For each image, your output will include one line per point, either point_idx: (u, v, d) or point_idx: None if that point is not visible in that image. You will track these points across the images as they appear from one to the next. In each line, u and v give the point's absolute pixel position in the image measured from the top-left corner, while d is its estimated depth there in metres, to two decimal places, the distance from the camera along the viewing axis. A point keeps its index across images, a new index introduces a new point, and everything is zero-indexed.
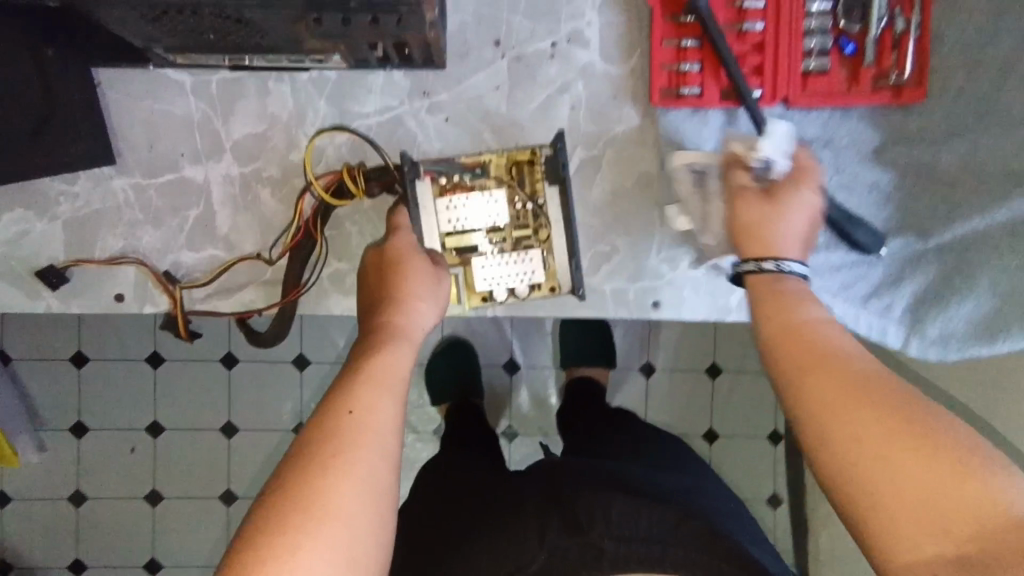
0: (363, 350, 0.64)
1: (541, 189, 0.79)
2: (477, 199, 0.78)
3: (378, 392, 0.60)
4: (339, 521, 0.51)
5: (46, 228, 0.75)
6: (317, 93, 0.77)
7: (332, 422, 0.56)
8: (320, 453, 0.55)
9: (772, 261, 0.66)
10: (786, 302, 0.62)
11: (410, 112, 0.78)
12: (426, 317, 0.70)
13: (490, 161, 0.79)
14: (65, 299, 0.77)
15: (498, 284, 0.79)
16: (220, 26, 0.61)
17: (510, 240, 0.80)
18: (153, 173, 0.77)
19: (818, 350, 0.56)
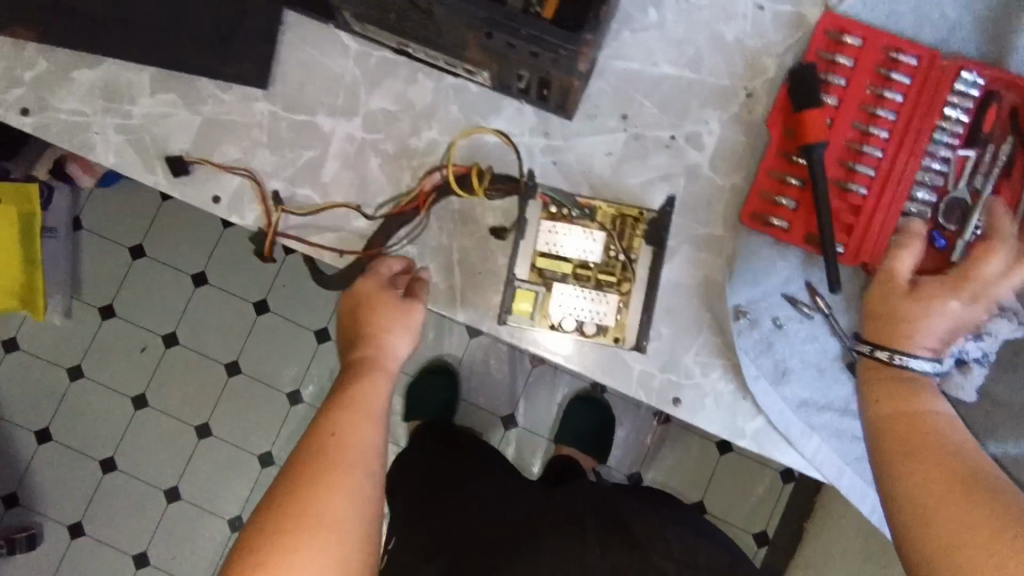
0: (347, 381, 0.70)
1: (637, 246, 0.82)
2: (580, 232, 0.80)
3: (358, 417, 0.66)
4: (331, 527, 0.59)
5: (186, 118, 0.84)
6: (454, 98, 0.85)
7: (316, 443, 0.63)
8: (306, 470, 0.62)
9: (889, 353, 0.67)
10: (890, 386, 0.65)
11: (526, 144, 0.85)
12: (400, 348, 0.75)
13: (600, 207, 0.82)
14: (172, 183, 0.84)
15: (571, 315, 0.80)
16: (407, 12, 0.70)
17: (593, 280, 0.82)
18: (292, 109, 0.85)
19: (912, 427, 0.60)
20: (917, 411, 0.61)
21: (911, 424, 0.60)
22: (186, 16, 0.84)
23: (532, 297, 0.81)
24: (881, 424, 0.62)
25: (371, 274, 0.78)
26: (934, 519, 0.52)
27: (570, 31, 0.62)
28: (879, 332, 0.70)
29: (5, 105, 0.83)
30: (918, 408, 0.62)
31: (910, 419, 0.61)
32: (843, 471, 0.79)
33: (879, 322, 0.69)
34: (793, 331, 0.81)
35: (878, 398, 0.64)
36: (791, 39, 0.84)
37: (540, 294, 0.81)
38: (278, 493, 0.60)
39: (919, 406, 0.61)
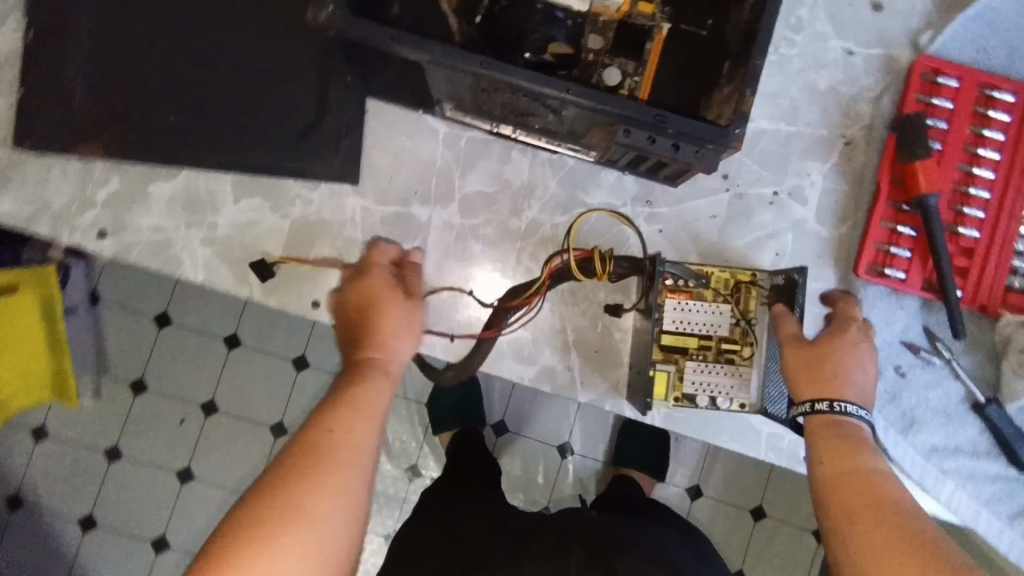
0: (340, 373, 0.64)
1: (754, 309, 0.79)
2: (705, 306, 0.78)
3: (359, 409, 0.60)
4: (309, 529, 0.52)
5: (275, 223, 0.80)
6: (552, 174, 0.82)
7: (309, 439, 0.57)
8: (293, 466, 0.55)
9: (827, 401, 0.66)
10: (839, 445, 0.63)
11: (629, 215, 0.83)
12: (405, 352, 0.68)
13: (712, 272, 0.79)
14: (266, 292, 0.80)
15: (704, 389, 0.78)
16: (529, 108, 0.67)
17: (714, 350, 0.79)
18: (384, 201, 0.81)
19: (875, 499, 0.58)
20: (862, 467, 0.61)
21: (860, 481, 0.60)
22: (261, 112, 0.78)
23: (662, 377, 0.78)
24: (830, 483, 0.61)
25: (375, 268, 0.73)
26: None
27: (717, 127, 0.60)
28: (797, 390, 0.69)
29: (79, 231, 0.78)
30: (860, 466, 0.61)
31: (866, 476, 0.60)
32: (979, 515, 0.80)
33: (797, 380, 0.70)
34: (917, 379, 0.81)
35: (823, 459, 0.63)
36: (885, 81, 0.83)
37: (672, 374, 0.78)
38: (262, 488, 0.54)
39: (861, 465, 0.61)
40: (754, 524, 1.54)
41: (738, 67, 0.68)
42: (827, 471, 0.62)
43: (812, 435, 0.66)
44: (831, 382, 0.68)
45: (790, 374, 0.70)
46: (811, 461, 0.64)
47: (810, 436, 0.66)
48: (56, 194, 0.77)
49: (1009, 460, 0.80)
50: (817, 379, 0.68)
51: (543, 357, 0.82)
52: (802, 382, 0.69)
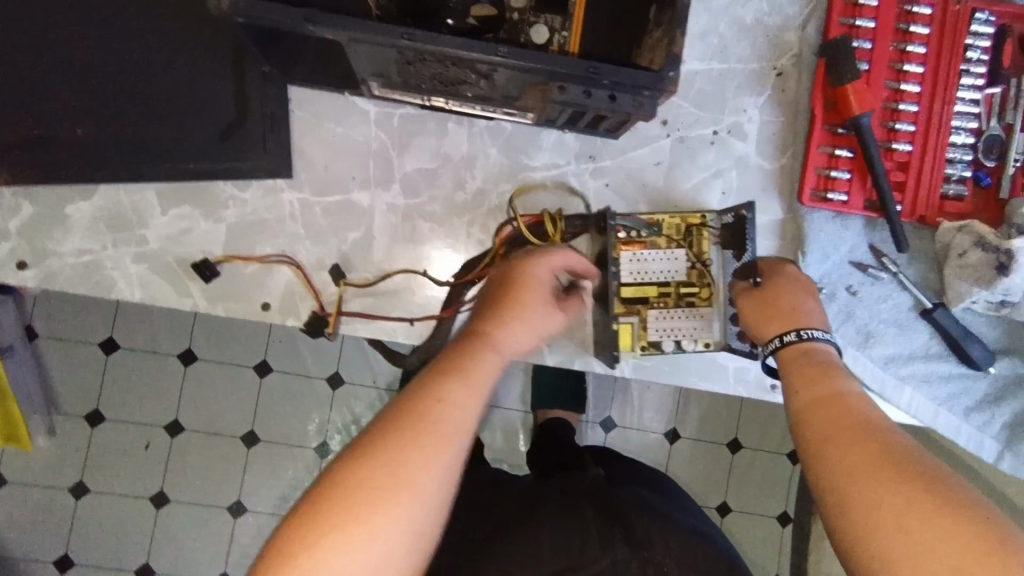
0: (463, 350, 0.60)
1: (707, 250, 0.81)
2: (660, 254, 0.80)
3: (465, 385, 0.57)
4: (411, 503, 0.50)
5: (210, 229, 0.76)
6: (491, 141, 0.80)
7: (417, 411, 0.54)
8: (395, 431, 0.53)
9: (795, 330, 0.65)
10: (813, 371, 0.61)
11: (575, 172, 0.82)
12: (525, 339, 0.65)
13: (663, 220, 0.81)
14: (211, 300, 0.76)
15: (668, 334, 0.80)
16: (458, 77, 0.64)
17: (673, 295, 0.82)
18: (322, 192, 0.78)
19: (847, 420, 0.55)
20: (835, 392, 0.58)
21: (831, 406, 0.57)
22: (176, 113, 0.73)
23: (626, 328, 0.79)
24: (804, 412, 0.59)
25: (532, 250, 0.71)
26: (860, 505, 0.49)
27: (653, 72, 0.59)
28: (761, 330, 0.68)
29: None
30: (834, 391, 0.59)
31: (838, 399, 0.58)
32: (937, 413, 0.84)
33: (757, 322, 0.69)
34: (868, 295, 0.84)
35: (796, 388, 0.61)
36: (808, 8, 0.83)
37: (635, 324, 0.80)
38: (358, 451, 0.51)
39: (834, 390, 0.58)
40: (734, 458, 1.59)
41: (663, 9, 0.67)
42: (800, 400, 0.60)
43: (787, 365, 0.64)
44: (788, 313, 0.67)
45: (750, 314, 0.69)
46: (784, 393, 0.62)
47: (782, 370, 0.64)
48: None
49: (960, 358, 0.84)
50: (779, 315, 0.67)
51: None
52: (762, 322, 0.68)
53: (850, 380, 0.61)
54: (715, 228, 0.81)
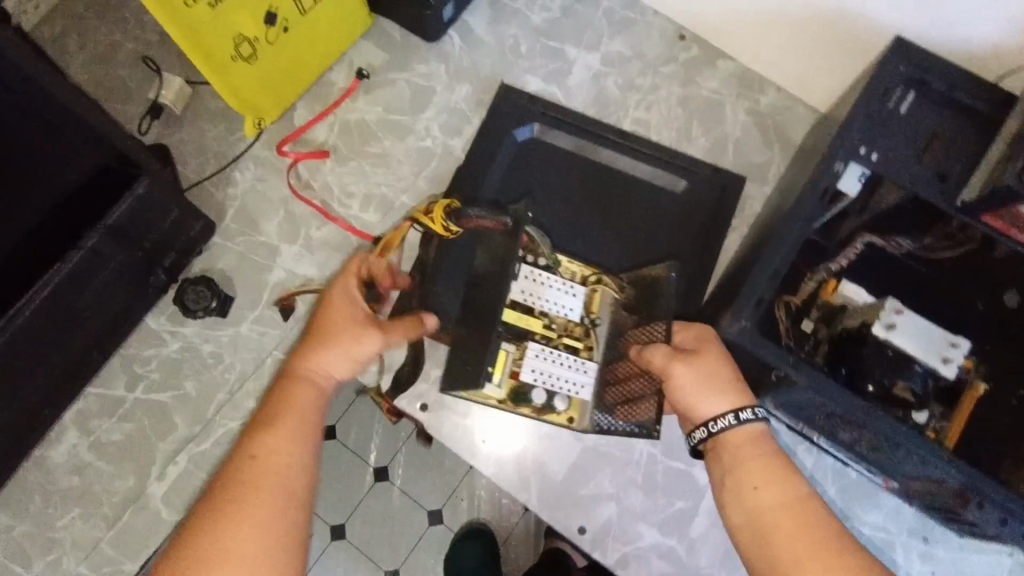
0: (278, 395, 0.69)
1: (597, 312, 0.83)
2: (558, 285, 0.82)
3: (279, 439, 0.65)
4: (232, 552, 0.59)
5: (568, 443, 0.86)
6: (832, 479, 0.84)
7: (234, 470, 0.63)
8: (223, 496, 0.61)
9: (732, 412, 0.70)
10: (767, 469, 0.69)
11: (903, 545, 0.82)
12: (339, 366, 0.71)
13: (564, 264, 0.84)
14: (543, 505, 0.84)
15: (546, 381, 0.78)
16: (868, 438, 0.71)
17: (556, 340, 0.81)
18: (671, 455, 0.86)
19: (815, 534, 0.65)
20: (795, 496, 0.67)
21: (794, 512, 0.66)
22: None
23: (502, 355, 0.79)
24: (763, 513, 0.67)
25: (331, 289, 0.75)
26: None
27: None
28: (695, 407, 0.72)
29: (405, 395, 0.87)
30: (794, 493, 0.68)
31: (795, 505, 0.67)
32: None
33: (693, 398, 0.71)
34: None
35: (757, 485, 0.68)
36: None
37: (511, 355, 0.79)
38: (202, 513, 0.61)
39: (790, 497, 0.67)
40: None
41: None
42: (761, 500, 0.68)
43: (734, 454, 0.70)
44: (708, 378, 0.71)
45: (688, 388, 0.71)
46: (736, 489, 0.69)
47: (735, 457, 0.70)
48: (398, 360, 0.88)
49: None
50: (709, 394, 0.71)
51: None
52: (705, 390, 0.71)
53: (798, 479, 0.69)
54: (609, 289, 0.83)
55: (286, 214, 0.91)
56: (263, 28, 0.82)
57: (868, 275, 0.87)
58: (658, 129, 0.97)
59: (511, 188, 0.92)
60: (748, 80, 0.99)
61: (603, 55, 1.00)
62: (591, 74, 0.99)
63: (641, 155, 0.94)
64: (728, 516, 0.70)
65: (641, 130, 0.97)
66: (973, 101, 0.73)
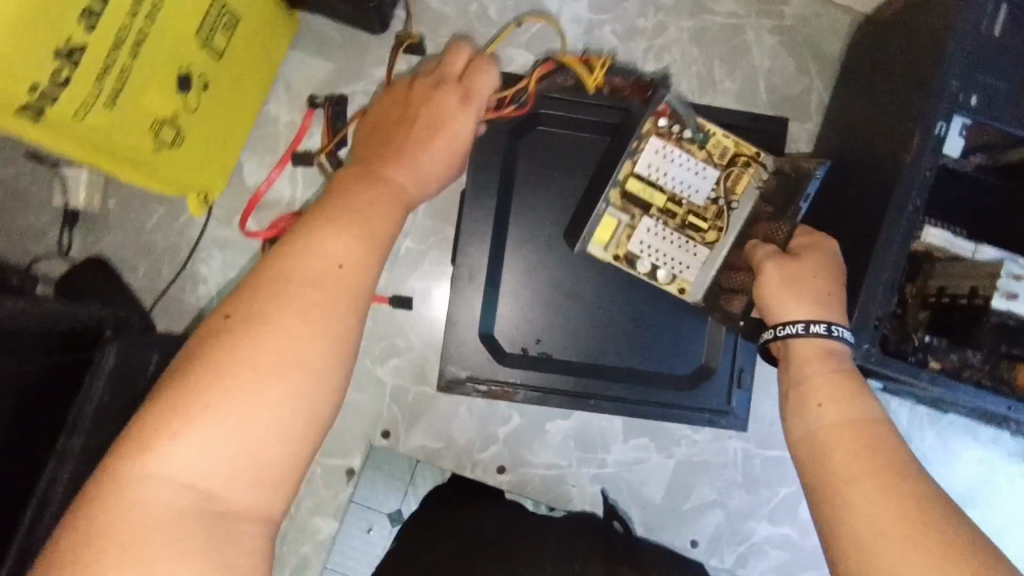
0: (345, 185, 0.56)
1: (738, 194, 0.71)
2: (690, 163, 0.70)
3: (345, 228, 0.51)
4: (276, 354, 0.45)
5: (659, 462, 0.82)
6: (928, 425, 0.83)
7: (285, 259, 0.49)
8: (270, 283, 0.48)
9: (825, 324, 0.58)
10: (834, 388, 0.56)
11: (1006, 469, 0.84)
12: (428, 172, 0.61)
13: (715, 135, 0.71)
14: (649, 528, 0.82)
15: (650, 254, 0.72)
16: (977, 409, 0.69)
17: (676, 216, 0.72)
18: (765, 445, 0.83)
19: (879, 459, 0.50)
20: (862, 418, 0.53)
21: (855, 433, 0.52)
22: (665, 354, 0.81)
23: (609, 218, 0.73)
24: (825, 433, 0.54)
25: (446, 79, 0.66)
26: (880, 540, 0.46)
27: None
28: (775, 311, 0.61)
29: (480, 466, 0.81)
30: (864, 415, 0.54)
31: (865, 428, 0.53)
32: None
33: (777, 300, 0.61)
34: None
35: (819, 402, 0.55)
36: None
37: (621, 223, 0.73)
38: (258, 290, 0.47)
39: (857, 413, 0.54)
40: None
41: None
42: (823, 419, 0.55)
43: (797, 369, 0.58)
44: (795, 284, 0.61)
45: (774, 287, 0.61)
46: (801, 406, 0.57)
47: (799, 372, 0.58)
48: (461, 429, 0.80)
49: None
50: (791, 297, 0.61)
51: None
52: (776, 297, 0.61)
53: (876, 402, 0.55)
54: (759, 173, 0.71)
55: None
56: (178, 99, 0.61)
57: (961, 210, 0.77)
58: (678, 80, 0.81)
59: (542, 201, 0.79)
60: None
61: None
62: (582, 28, 0.80)
63: None
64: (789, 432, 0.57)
65: None
66: None
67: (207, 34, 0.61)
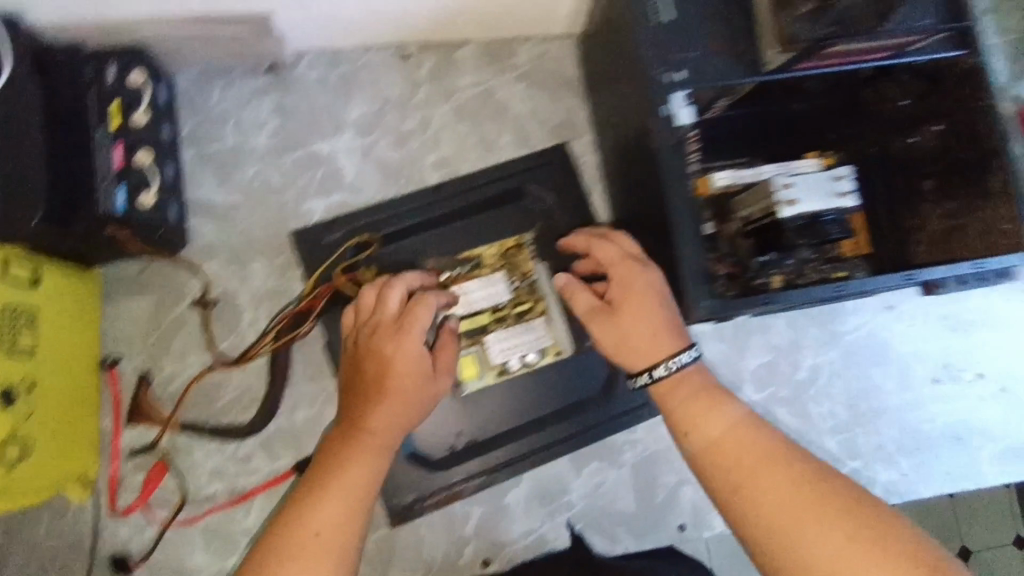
0: (333, 451, 0.66)
1: (531, 268, 0.87)
2: (481, 282, 0.84)
3: (332, 501, 0.62)
4: None
5: (617, 475, 0.86)
6: (808, 321, 0.94)
7: (284, 539, 0.60)
8: (269, 561, 0.58)
9: (664, 365, 0.68)
10: (703, 403, 0.67)
11: (884, 323, 0.94)
12: (391, 419, 0.67)
13: (482, 252, 0.87)
14: (640, 537, 0.85)
15: (512, 354, 0.84)
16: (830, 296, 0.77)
17: (510, 315, 0.85)
18: None
19: (759, 457, 0.62)
20: (731, 421, 0.65)
21: (726, 445, 0.64)
22: (572, 383, 0.86)
23: (470, 359, 0.84)
24: (711, 445, 0.65)
25: (386, 322, 0.70)
26: (778, 524, 0.58)
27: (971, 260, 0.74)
28: (631, 362, 0.70)
29: (466, 569, 0.81)
30: (731, 416, 0.66)
31: (738, 429, 0.65)
32: None
33: (633, 355, 0.71)
34: None
35: (690, 427, 0.67)
36: None
37: (477, 353, 0.84)
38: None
39: (727, 420, 0.65)
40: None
41: (977, 207, 0.80)
42: (703, 438, 0.65)
43: (670, 400, 0.68)
44: (635, 343, 0.70)
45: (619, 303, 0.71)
46: (683, 427, 0.67)
47: (668, 402, 0.68)
48: (433, 546, 0.81)
49: None
50: (641, 343, 0.70)
51: (883, 475, 0.90)
52: (630, 358, 0.70)
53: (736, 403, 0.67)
54: (535, 247, 0.88)
55: (207, 530, 0.77)
56: (6, 415, 0.63)
57: None
58: (462, 159, 0.91)
59: None
60: (493, 53, 0.95)
61: (353, 129, 0.90)
62: (359, 154, 0.90)
63: (481, 189, 0.90)
64: (685, 449, 0.67)
65: (448, 170, 0.91)
66: None
67: (10, 342, 0.65)
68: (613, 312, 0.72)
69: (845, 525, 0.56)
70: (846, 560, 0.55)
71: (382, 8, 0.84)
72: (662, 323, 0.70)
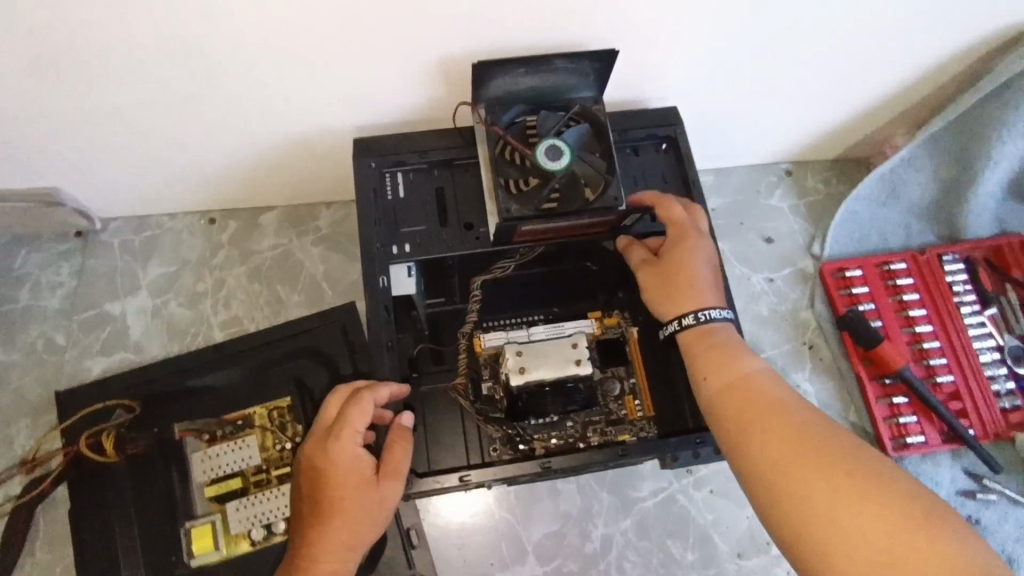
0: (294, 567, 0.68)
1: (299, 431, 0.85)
2: (231, 446, 0.83)
3: None
4: None
5: None
6: (600, 486, 0.90)
7: None
8: None
9: (693, 314, 0.69)
10: (716, 357, 0.66)
11: (680, 489, 0.90)
12: (349, 546, 0.68)
13: (253, 412, 0.86)
14: None
15: (253, 522, 0.81)
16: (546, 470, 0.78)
17: (271, 477, 0.83)
18: None
19: (764, 409, 0.60)
20: (741, 373, 0.64)
21: (743, 388, 0.63)
22: None
23: (212, 527, 0.82)
24: (718, 394, 0.64)
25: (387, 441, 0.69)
26: (808, 488, 0.54)
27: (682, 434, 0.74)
28: (668, 309, 0.72)
29: None
30: (740, 370, 0.65)
31: (744, 380, 0.64)
32: None
33: (662, 301, 0.72)
34: (988, 519, 0.90)
35: (705, 374, 0.65)
36: (808, 292, 1.00)
37: (216, 520, 0.82)
38: None
39: (740, 372, 0.64)
40: None
41: None
42: (710, 387, 0.65)
43: (690, 352, 0.68)
44: (686, 287, 0.71)
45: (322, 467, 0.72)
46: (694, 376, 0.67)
47: (689, 354, 0.68)
48: None
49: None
50: (690, 288, 0.71)
51: None
52: (665, 302, 0.71)
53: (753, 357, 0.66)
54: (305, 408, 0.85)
55: None
56: None
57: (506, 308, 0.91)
58: (250, 318, 0.93)
59: (151, 482, 0.84)
60: (295, 216, 0.98)
61: (147, 289, 0.94)
62: (148, 314, 0.92)
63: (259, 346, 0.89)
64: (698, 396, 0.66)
65: (233, 329, 0.93)
66: (441, 151, 0.79)
67: None
68: (659, 263, 0.74)
69: (852, 488, 0.53)
70: (851, 520, 0.52)
71: (167, 181, 0.90)
72: (668, 279, 0.72)
